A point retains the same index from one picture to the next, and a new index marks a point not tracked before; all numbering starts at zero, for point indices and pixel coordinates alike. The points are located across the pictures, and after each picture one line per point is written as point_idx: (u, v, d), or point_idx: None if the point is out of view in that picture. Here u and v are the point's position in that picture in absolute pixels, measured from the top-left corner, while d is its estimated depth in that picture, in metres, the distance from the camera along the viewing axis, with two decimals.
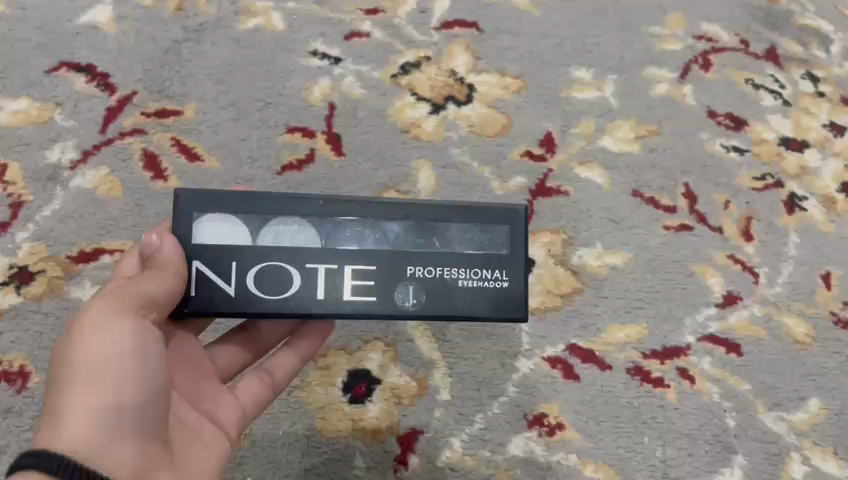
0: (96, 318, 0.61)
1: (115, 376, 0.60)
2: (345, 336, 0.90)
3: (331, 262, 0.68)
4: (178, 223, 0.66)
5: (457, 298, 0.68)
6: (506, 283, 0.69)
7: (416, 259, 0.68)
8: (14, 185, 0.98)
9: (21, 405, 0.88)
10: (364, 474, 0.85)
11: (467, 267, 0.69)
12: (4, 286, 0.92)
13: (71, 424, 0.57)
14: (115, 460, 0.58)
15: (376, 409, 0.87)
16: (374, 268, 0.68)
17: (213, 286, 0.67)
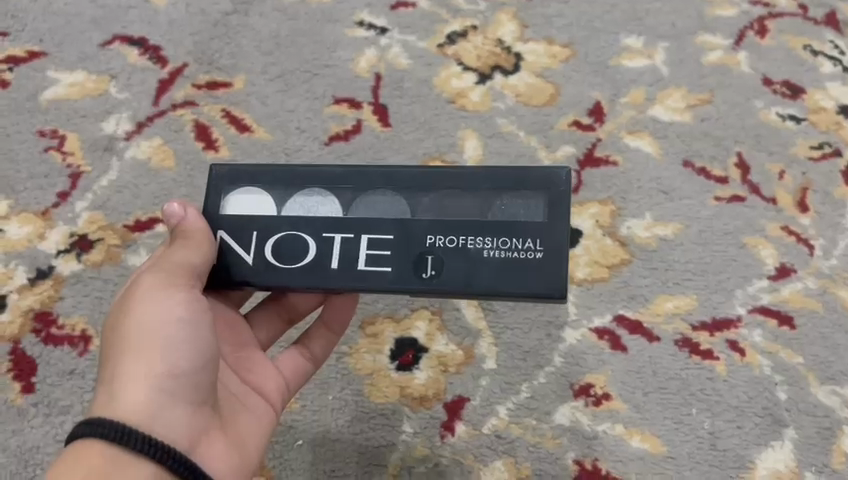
0: (149, 290, 0.64)
1: (168, 344, 0.62)
2: (392, 304, 0.92)
3: (349, 231, 0.67)
4: (210, 199, 0.69)
5: (480, 268, 0.65)
6: (539, 253, 0.64)
7: (438, 228, 0.66)
8: (73, 156, 1.00)
9: (84, 367, 0.87)
10: (411, 439, 0.86)
11: (495, 236, 0.65)
12: (65, 254, 0.93)
13: (130, 392, 0.59)
14: (168, 425, 0.60)
15: (424, 377, 0.88)
16: (391, 237, 0.66)
17: (233, 254, 0.67)
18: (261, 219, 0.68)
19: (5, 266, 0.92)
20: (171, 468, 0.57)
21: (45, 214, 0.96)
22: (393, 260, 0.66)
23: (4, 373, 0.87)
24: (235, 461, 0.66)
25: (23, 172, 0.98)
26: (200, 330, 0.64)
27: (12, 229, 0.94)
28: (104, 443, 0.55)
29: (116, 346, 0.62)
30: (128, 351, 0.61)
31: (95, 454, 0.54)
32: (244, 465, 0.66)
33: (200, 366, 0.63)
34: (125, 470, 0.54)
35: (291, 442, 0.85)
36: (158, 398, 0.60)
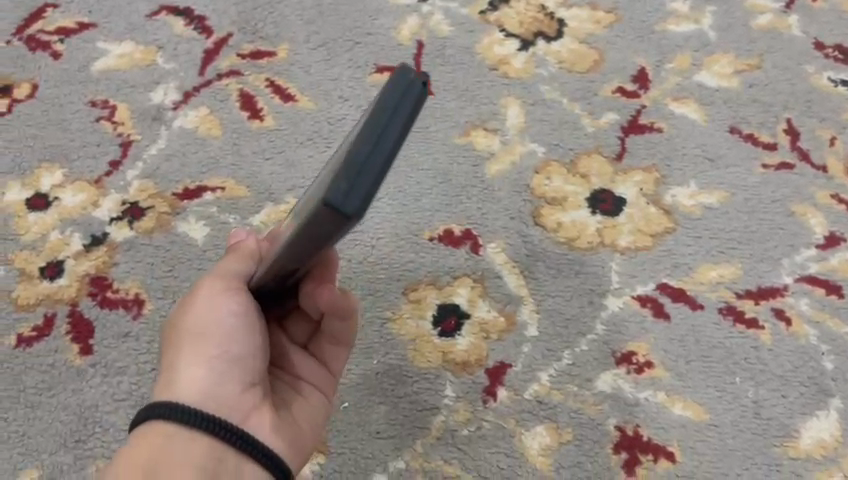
0: (203, 291, 0.69)
1: (220, 336, 0.67)
2: (436, 272, 0.93)
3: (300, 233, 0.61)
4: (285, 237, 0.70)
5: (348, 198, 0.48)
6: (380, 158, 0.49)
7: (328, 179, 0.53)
8: (123, 125, 1.02)
9: (138, 331, 0.90)
10: (453, 402, 0.85)
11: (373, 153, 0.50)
12: (117, 221, 0.96)
13: (184, 379, 0.65)
14: (222, 406, 0.66)
15: (466, 343, 0.89)
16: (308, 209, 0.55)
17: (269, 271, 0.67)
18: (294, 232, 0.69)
19: (60, 233, 0.94)
20: (225, 440, 0.62)
21: (98, 182, 0.98)
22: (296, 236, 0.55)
23: (61, 335, 0.89)
24: (289, 442, 0.70)
25: (76, 141, 1.01)
26: (247, 320, 0.68)
27: (67, 197, 0.97)
28: (164, 421, 0.61)
29: (174, 341, 0.68)
30: (182, 345, 0.67)
31: (155, 433, 0.61)
32: (299, 445, 0.71)
33: (249, 353, 0.68)
34: (183, 443, 0.61)
35: (336, 403, 0.85)
36: (210, 383, 0.66)
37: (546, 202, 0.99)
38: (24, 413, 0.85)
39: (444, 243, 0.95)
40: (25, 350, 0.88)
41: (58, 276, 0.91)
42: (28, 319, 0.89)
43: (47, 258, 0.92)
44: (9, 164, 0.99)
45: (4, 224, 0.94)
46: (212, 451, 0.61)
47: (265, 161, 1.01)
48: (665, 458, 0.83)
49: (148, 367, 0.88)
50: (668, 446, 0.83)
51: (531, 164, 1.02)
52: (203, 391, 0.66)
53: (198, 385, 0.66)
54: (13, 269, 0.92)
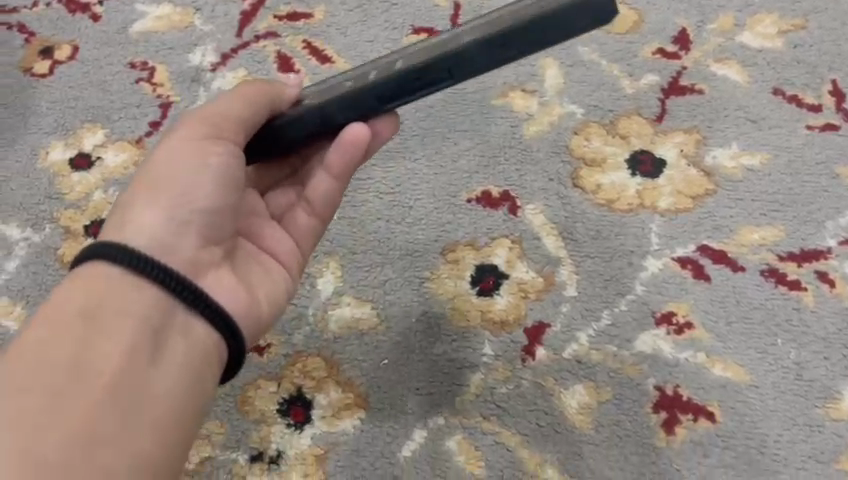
0: (178, 142, 0.71)
1: (185, 187, 0.69)
2: (474, 233, 0.93)
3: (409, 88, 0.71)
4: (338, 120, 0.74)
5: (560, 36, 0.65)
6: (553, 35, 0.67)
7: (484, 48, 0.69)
8: (162, 87, 1.03)
9: None
10: (492, 361, 0.85)
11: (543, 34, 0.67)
12: None
13: (137, 219, 0.67)
14: (173, 253, 0.67)
15: (505, 302, 0.89)
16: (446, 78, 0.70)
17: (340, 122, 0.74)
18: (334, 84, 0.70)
19: (103, 193, 0.95)
20: (170, 289, 0.64)
21: (139, 142, 0.99)
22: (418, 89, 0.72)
23: None
24: (243, 308, 0.72)
25: (117, 102, 1.02)
26: (222, 178, 0.71)
27: (109, 157, 0.98)
28: (106, 263, 0.63)
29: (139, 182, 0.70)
30: (146, 189, 0.68)
31: (94, 273, 0.63)
32: (250, 311, 0.72)
33: (216, 209, 0.70)
34: (126, 292, 0.62)
35: (376, 361, 0.86)
36: (166, 228, 0.67)
37: (585, 164, 0.98)
38: None
39: (481, 204, 0.95)
40: None
41: None
42: None
43: (91, 217, 0.93)
44: (52, 125, 1.00)
45: (49, 183, 0.96)
46: (156, 302, 0.64)
47: None
48: (705, 418, 0.82)
49: None
50: (708, 406, 0.83)
51: (570, 125, 1.01)
52: (155, 234, 0.67)
53: (153, 226, 0.67)
54: (58, 226, 0.93)
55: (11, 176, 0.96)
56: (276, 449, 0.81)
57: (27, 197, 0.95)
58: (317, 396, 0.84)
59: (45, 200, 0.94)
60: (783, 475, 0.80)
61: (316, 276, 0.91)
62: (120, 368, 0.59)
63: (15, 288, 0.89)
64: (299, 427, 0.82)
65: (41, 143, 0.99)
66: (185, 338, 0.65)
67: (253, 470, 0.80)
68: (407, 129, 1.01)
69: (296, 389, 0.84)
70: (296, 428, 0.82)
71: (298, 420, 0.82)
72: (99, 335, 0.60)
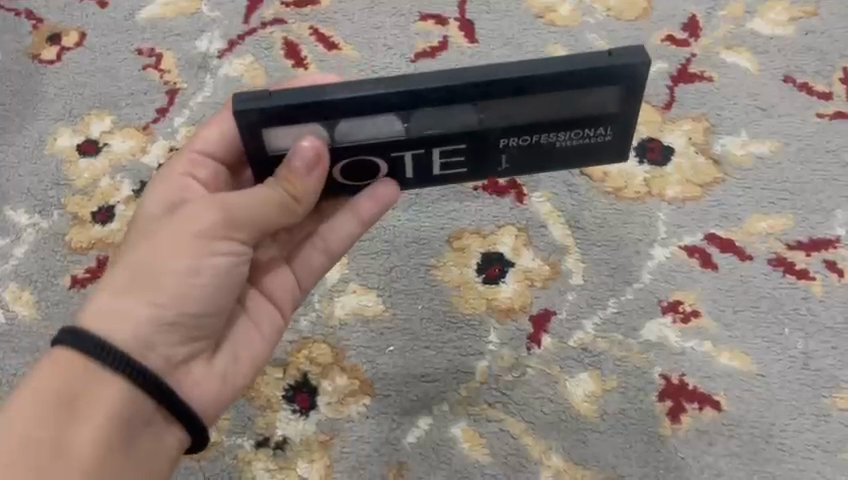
0: (178, 233, 0.63)
1: (186, 291, 0.63)
2: (480, 220, 0.93)
3: (419, 144, 0.64)
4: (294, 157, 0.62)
5: (601, 111, 0.63)
6: (607, 136, 0.66)
7: (514, 133, 0.64)
8: (169, 73, 1.03)
9: None
10: (497, 349, 0.85)
11: (569, 131, 0.65)
12: None
13: (127, 320, 0.61)
14: (161, 354, 0.63)
15: (511, 290, 0.89)
16: (464, 146, 0.65)
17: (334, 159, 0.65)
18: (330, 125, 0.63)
19: (111, 179, 0.95)
20: (150, 395, 0.61)
21: (146, 129, 0.99)
22: (434, 175, 0.68)
23: None
24: (224, 387, 0.69)
25: (124, 89, 1.02)
26: (223, 277, 0.65)
27: (116, 143, 0.98)
28: (84, 355, 0.59)
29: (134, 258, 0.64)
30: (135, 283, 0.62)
31: (72, 363, 0.59)
32: (234, 387, 0.70)
33: (211, 308, 0.66)
34: (101, 383, 0.59)
35: (382, 348, 0.86)
36: (153, 329, 0.62)
37: None
38: None
39: (488, 192, 0.95)
40: (79, 291, 0.88)
41: (109, 221, 0.92)
42: (81, 261, 0.89)
43: (98, 204, 0.94)
44: (59, 111, 1.00)
45: (57, 170, 0.96)
46: (132, 401, 0.61)
47: None
48: (711, 407, 0.82)
49: None
50: (714, 395, 0.82)
51: None
52: (141, 333, 0.62)
53: (139, 327, 0.62)
54: (66, 213, 0.93)
55: (20, 163, 0.96)
56: (282, 435, 0.81)
57: (35, 183, 0.95)
58: (323, 382, 0.84)
59: (53, 187, 0.95)
60: (788, 464, 0.79)
61: None
62: (94, 458, 0.58)
63: (23, 274, 0.89)
64: (305, 414, 0.82)
65: (49, 130, 0.99)
66: (154, 433, 0.62)
67: (259, 456, 0.80)
68: None
69: (302, 376, 0.84)
70: (302, 414, 0.82)
71: (303, 407, 0.83)
72: (75, 424, 0.58)
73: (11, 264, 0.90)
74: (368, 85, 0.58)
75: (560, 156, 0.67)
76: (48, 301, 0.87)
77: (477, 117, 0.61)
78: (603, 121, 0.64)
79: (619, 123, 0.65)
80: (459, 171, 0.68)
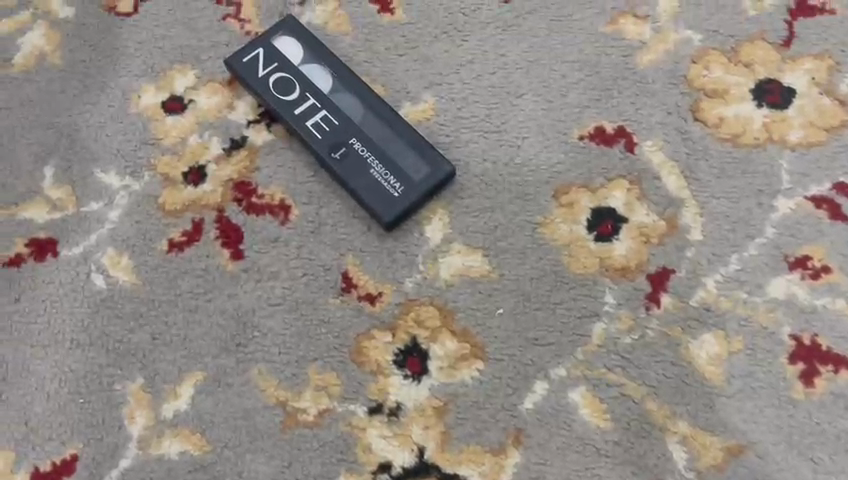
0: None
1: None
2: (588, 173, 0.88)
3: (321, 101, 0.90)
4: (316, 81, 0.91)
5: (375, 213, 0.85)
6: (396, 193, 0.85)
7: (380, 160, 0.86)
8: (250, 23, 0.98)
9: (287, 236, 0.86)
10: (614, 310, 0.81)
11: (383, 168, 0.86)
12: (255, 125, 0.92)
13: None
14: None
15: (625, 248, 0.84)
16: (345, 119, 0.89)
17: (319, 90, 0.91)
18: (273, 50, 0.93)
19: (199, 138, 0.92)
20: None
21: (230, 84, 0.95)
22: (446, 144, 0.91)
23: (211, 241, 0.86)
24: None
25: (205, 41, 0.97)
26: None
27: (201, 100, 0.94)
28: None
29: None
30: None
31: None
32: None
33: None
34: None
35: (492, 310, 0.81)
36: None
37: (706, 95, 0.91)
38: (184, 317, 0.83)
39: (595, 142, 0.89)
40: (177, 256, 0.86)
41: (202, 182, 0.89)
42: (176, 224, 0.87)
43: (189, 164, 0.91)
44: (140, 67, 0.96)
45: (144, 129, 0.93)
46: None
47: (399, 57, 0.95)
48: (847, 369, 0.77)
49: (300, 273, 0.84)
50: None
51: (688, 53, 0.93)
52: None
53: None
54: (156, 174, 0.90)
55: (106, 122, 0.93)
56: (395, 402, 0.78)
57: (123, 144, 0.92)
58: (434, 347, 0.80)
59: (141, 147, 0.92)
60: None
61: (423, 223, 0.86)
62: None
63: (120, 238, 0.87)
64: (416, 379, 0.79)
65: (132, 87, 0.95)
66: None
67: (373, 423, 0.78)
68: (511, 61, 0.94)
69: (411, 340, 0.81)
70: (413, 380, 0.79)
71: (414, 372, 0.79)
72: None
73: (107, 228, 0.87)
74: (327, 98, 0.90)
75: (360, 129, 0.88)
76: (147, 266, 0.85)
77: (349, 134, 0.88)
78: (413, 174, 0.86)
79: (396, 175, 0.86)
80: (380, 108, 0.90)
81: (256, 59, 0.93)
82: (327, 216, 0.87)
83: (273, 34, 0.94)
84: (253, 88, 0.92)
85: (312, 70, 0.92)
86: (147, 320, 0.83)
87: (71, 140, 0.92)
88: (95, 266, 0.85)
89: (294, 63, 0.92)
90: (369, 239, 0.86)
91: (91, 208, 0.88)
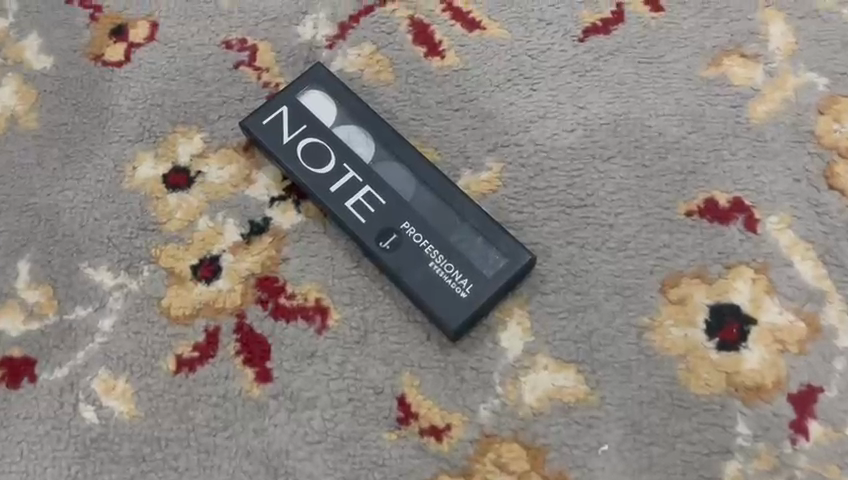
0: None
1: None
2: (701, 259, 0.70)
3: (363, 174, 0.72)
4: (354, 147, 0.74)
5: (437, 318, 0.67)
6: (463, 293, 0.67)
7: (441, 251, 0.69)
8: (268, 72, 0.80)
9: (325, 349, 0.68)
10: (750, 443, 0.64)
11: (446, 261, 0.68)
12: (280, 202, 0.74)
13: None
14: None
15: (756, 358, 0.66)
16: (394, 197, 0.71)
17: (359, 159, 0.73)
18: (299, 109, 0.75)
19: (210, 220, 0.74)
20: None
21: (247, 150, 0.77)
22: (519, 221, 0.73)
23: (231, 356, 0.69)
24: None
25: (214, 96, 0.79)
26: None
27: (212, 171, 0.76)
28: None
29: None
30: None
31: None
32: None
33: None
34: None
35: (593, 446, 0.64)
36: None
37: (840, 155, 0.73)
38: (199, 460, 0.66)
39: (707, 218, 0.71)
40: (188, 377, 0.68)
41: (215, 278, 0.72)
42: (186, 335, 0.69)
43: (199, 254, 0.73)
44: (135, 131, 0.78)
45: (141, 209, 0.75)
46: None
47: (453, 112, 0.78)
48: None
49: (344, 399, 0.67)
50: None
51: (812, 102, 0.75)
52: None
53: None
54: (158, 269, 0.72)
55: (93, 202, 0.75)
56: None
57: (115, 229, 0.74)
58: None
59: (138, 233, 0.74)
60: None
61: (497, 329, 0.68)
62: None
63: (115, 355, 0.69)
64: None
65: (125, 155, 0.77)
66: None
67: None
68: (593, 115, 0.76)
69: None
70: None
71: None
72: None
73: (98, 342, 0.70)
74: (370, 170, 0.72)
75: (413, 210, 0.70)
76: (150, 392, 0.68)
77: (399, 216, 0.70)
78: (483, 267, 0.68)
79: (462, 269, 0.68)
80: (436, 181, 0.72)
81: (278, 121, 0.74)
82: (375, 320, 0.69)
83: (298, 87, 0.76)
84: (276, 156, 0.74)
85: (350, 133, 0.74)
86: (152, 465, 0.66)
87: (51, 225, 0.74)
88: (84, 394, 0.68)
89: (326, 125, 0.74)
90: (429, 352, 0.68)
91: (77, 314, 0.71)
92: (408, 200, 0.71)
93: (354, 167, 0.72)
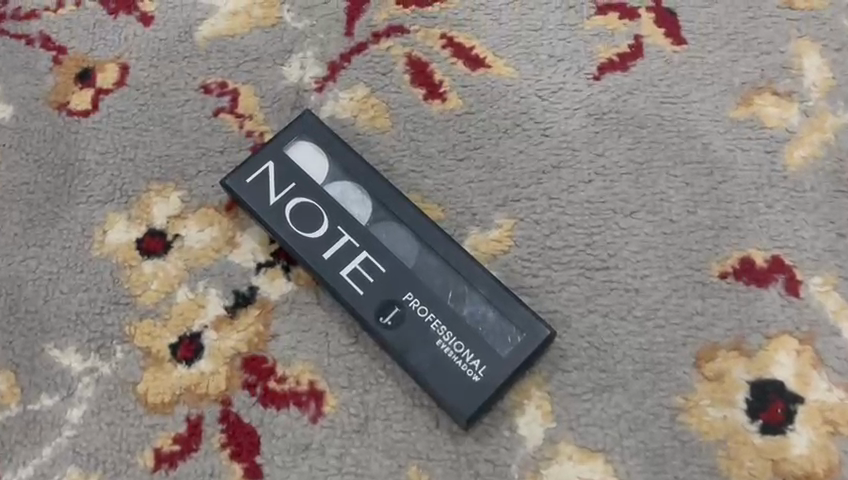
0: None
1: None
2: (739, 328, 0.63)
3: (359, 238, 0.64)
4: (350, 207, 0.66)
5: (447, 404, 0.60)
6: (475, 375, 0.60)
7: (449, 327, 0.61)
8: (251, 119, 0.72)
9: (321, 440, 0.61)
10: None
11: (455, 339, 0.61)
12: (268, 268, 0.67)
13: None
14: None
15: (805, 443, 0.59)
16: (394, 265, 0.63)
17: (355, 221, 0.65)
18: (286, 164, 0.67)
19: (190, 290, 0.66)
20: None
21: (229, 210, 0.69)
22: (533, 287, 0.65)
23: (216, 450, 0.61)
24: None
25: (192, 148, 0.71)
26: None
27: (190, 234, 0.68)
28: None
29: None
30: None
31: None
32: None
33: None
34: None
35: None
36: None
37: None
38: None
39: (743, 281, 0.64)
40: (169, 474, 0.61)
41: (197, 358, 0.64)
42: (164, 426, 0.62)
43: (177, 331, 0.65)
44: (105, 189, 0.70)
45: (112, 281, 0.67)
46: None
47: (457, 162, 0.70)
48: None
49: None
50: None
51: None
52: None
53: None
54: (131, 349, 0.64)
55: (59, 273, 0.67)
56: None
57: (84, 304, 0.66)
58: None
59: (109, 308, 0.66)
60: None
61: (513, 414, 0.61)
62: None
63: (86, 451, 0.62)
64: None
65: (94, 218, 0.69)
66: None
67: None
68: (612, 163, 0.69)
69: None
70: None
71: None
72: None
73: (67, 437, 0.62)
74: (367, 233, 0.65)
75: (417, 279, 0.63)
76: None
77: (401, 287, 0.63)
78: (497, 344, 0.61)
79: (473, 348, 0.60)
80: (442, 244, 0.64)
81: (263, 179, 0.66)
82: (377, 405, 0.62)
83: (286, 139, 0.68)
84: (261, 218, 0.66)
85: (344, 190, 0.67)
86: None
87: (12, 301, 0.66)
88: None
89: (317, 182, 0.67)
90: (438, 441, 0.61)
91: (43, 405, 0.63)
92: (411, 267, 0.64)
93: (349, 230, 0.65)
